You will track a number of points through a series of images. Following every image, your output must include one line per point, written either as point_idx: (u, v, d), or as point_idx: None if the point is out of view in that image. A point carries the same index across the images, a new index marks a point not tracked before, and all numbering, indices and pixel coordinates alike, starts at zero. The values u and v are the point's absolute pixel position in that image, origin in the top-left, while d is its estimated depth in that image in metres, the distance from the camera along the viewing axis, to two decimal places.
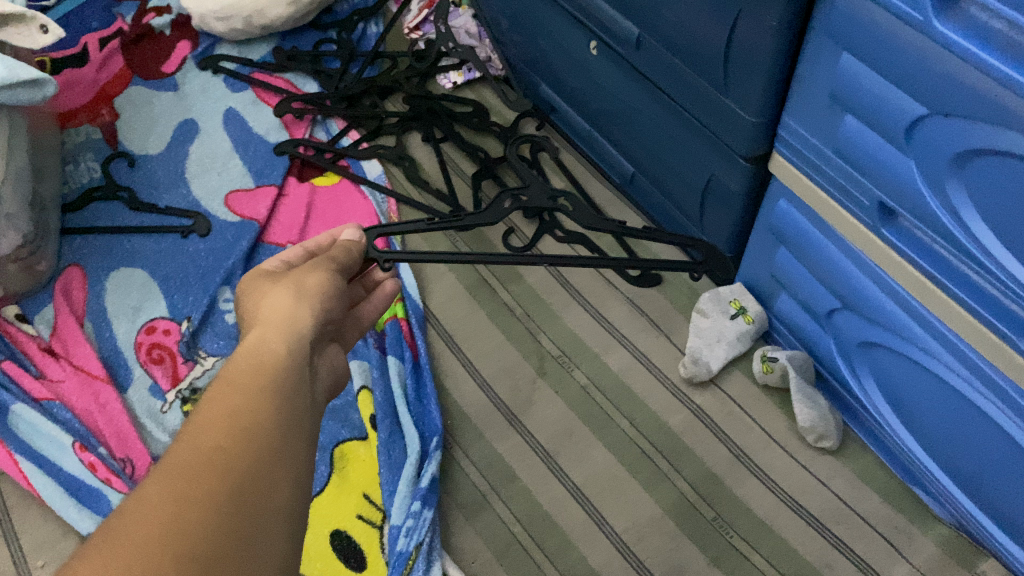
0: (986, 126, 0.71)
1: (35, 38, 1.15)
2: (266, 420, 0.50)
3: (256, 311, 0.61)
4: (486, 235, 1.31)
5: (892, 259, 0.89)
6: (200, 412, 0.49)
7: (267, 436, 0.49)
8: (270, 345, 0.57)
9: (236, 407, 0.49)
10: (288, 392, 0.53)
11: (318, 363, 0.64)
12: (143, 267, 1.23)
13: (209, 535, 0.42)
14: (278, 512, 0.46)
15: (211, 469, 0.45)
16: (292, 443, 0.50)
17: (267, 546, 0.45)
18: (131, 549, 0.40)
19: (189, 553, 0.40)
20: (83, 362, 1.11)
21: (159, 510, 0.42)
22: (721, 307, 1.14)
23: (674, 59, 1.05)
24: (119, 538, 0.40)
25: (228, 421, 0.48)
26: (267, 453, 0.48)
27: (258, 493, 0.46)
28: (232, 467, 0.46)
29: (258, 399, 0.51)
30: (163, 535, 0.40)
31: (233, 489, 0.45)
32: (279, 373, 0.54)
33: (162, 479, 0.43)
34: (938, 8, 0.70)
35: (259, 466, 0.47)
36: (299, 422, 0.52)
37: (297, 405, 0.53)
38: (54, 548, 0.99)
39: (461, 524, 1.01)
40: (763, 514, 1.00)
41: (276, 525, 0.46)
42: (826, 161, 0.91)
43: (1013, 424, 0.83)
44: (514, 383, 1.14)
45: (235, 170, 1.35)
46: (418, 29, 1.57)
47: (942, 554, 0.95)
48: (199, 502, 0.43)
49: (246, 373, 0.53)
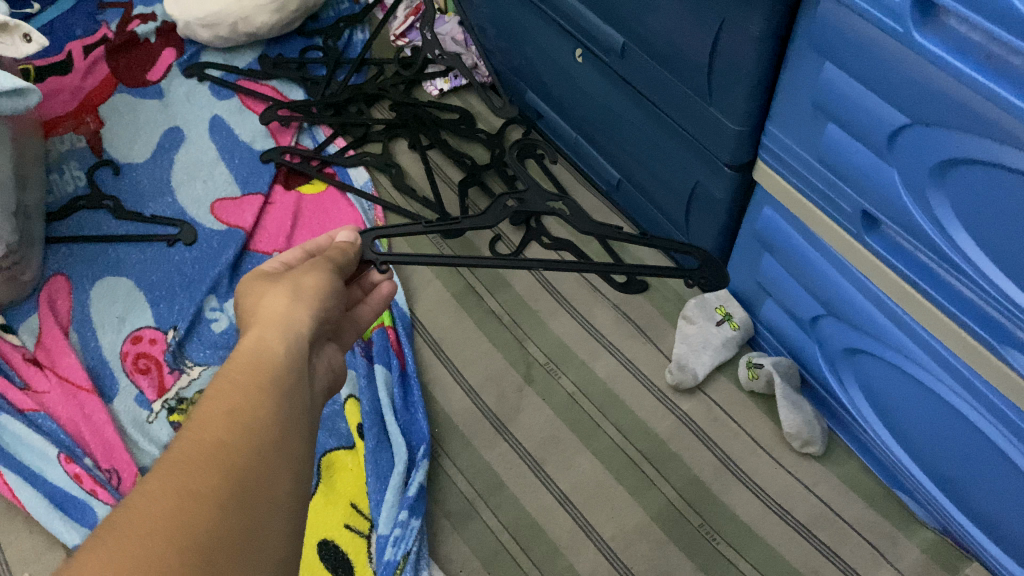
0: (967, 137, 0.72)
1: (18, 47, 1.14)
2: (265, 418, 0.49)
3: (259, 308, 0.61)
4: (473, 241, 1.32)
5: (875, 267, 0.90)
6: (200, 410, 0.48)
7: (267, 435, 0.48)
8: (272, 342, 0.57)
9: (235, 405, 0.49)
10: (289, 389, 0.53)
11: (319, 357, 0.65)
12: (129, 276, 1.23)
13: (214, 528, 0.41)
14: (279, 509, 0.46)
15: (213, 468, 0.44)
16: (290, 446, 0.49)
17: (268, 545, 0.44)
18: (136, 542, 0.39)
19: (195, 546, 0.40)
20: (69, 373, 1.10)
21: (162, 503, 0.41)
22: (707, 314, 1.15)
23: (658, 68, 1.05)
24: (122, 531, 0.39)
25: (229, 419, 0.48)
26: (267, 451, 0.48)
27: (260, 489, 0.45)
28: (233, 464, 0.45)
29: (256, 397, 0.50)
30: (168, 532, 0.40)
31: (235, 488, 0.44)
32: (281, 369, 0.54)
33: (165, 473, 0.43)
34: (918, 20, 0.70)
35: (260, 463, 0.47)
36: (298, 425, 0.52)
37: (297, 403, 0.53)
38: (39, 561, 0.98)
39: (449, 533, 1.02)
40: (749, 520, 1.00)
41: (276, 524, 0.45)
42: (810, 169, 0.92)
43: (995, 429, 0.84)
44: (501, 390, 1.14)
45: (221, 178, 1.35)
46: (404, 36, 1.58)
47: (926, 559, 0.96)
48: (202, 496, 0.42)
49: (244, 372, 0.52)
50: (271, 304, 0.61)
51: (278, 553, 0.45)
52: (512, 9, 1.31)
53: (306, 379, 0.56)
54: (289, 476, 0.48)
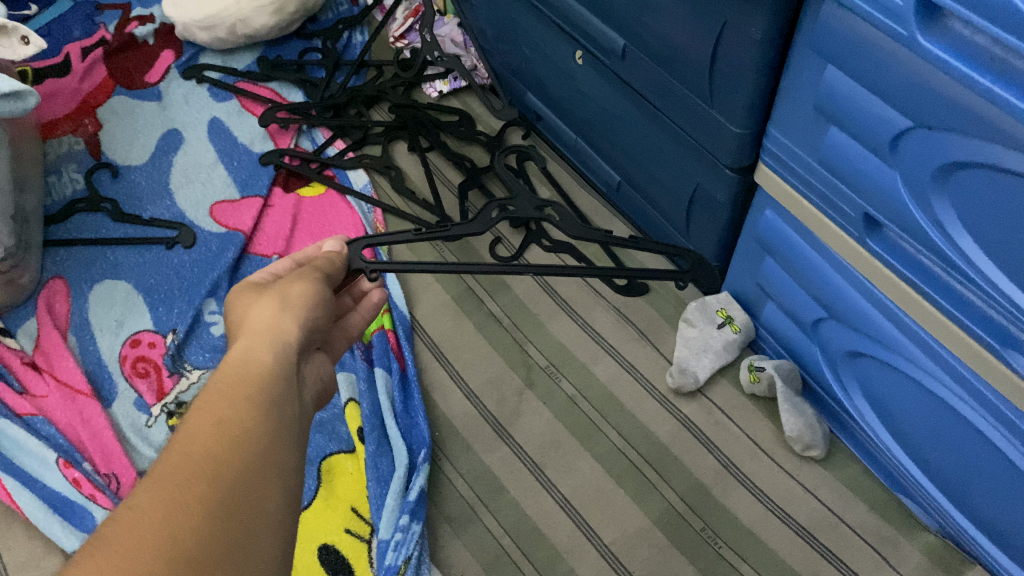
0: (970, 140, 0.71)
1: (16, 50, 1.13)
2: (254, 429, 0.49)
3: (246, 316, 0.60)
4: (472, 244, 1.32)
5: (877, 270, 0.89)
6: (188, 423, 0.48)
7: (258, 445, 0.48)
8: (257, 358, 0.56)
9: (223, 417, 0.48)
10: (280, 399, 0.53)
11: (305, 370, 0.64)
12: (128, 279, 1.23)
13: (203, 541, 0.41)
14: (271, 518, 0.46)
15: (201, 479, 0.44)
16: (281, 459, 0.49)
17: (260, 550, 0.44)
18: (123, 556, 0.39)
19: (183, 557, 0.40)
20: (67, 376, 1.10)
21: (151, 515, 0.41)
22: (708, 316, 1.15)
23: (659, 70, 1.05)
24: (110, 546, 0.39)
25: (217, 430, 0.47)
26: (257, 459, 0.47)
27: (251, 499, 0.45)
28: (222, 473, 0.45)
29: (244, 408, 0.50)
30: (155, 543, 0.39)
31: (224, 498, 0.44)
32: (269, 380, 0.54)
33: (153, 486, 0.42)
34: (922, 23, 0.70)
35: (250, 473, 0.46)
36: (287, 437, 0.51)
37: (287, 411, 0.52)
38: (38, 566, 0.98)
39: (449, 538, 1.01)
40: (751, 524, 1.00)
41: (268, 531, 0.45)
42: (811, 172, 0.92)
43: (997, 433, 0.84)
44: (501, 394, 1.13)
45: (219, 181, 1.35)
46: (403, 38, 1.57)
47: (928, 562, 0.96)
48: (191, 506, 0.42)
49: (232, 384, 0.52)
50: (272, 310, 0.61)
51: (270, 563, 0.45)
52: (511, 11, 1.31)
53: (293, 389, 0.56)
54: (280, 485, 0.47)
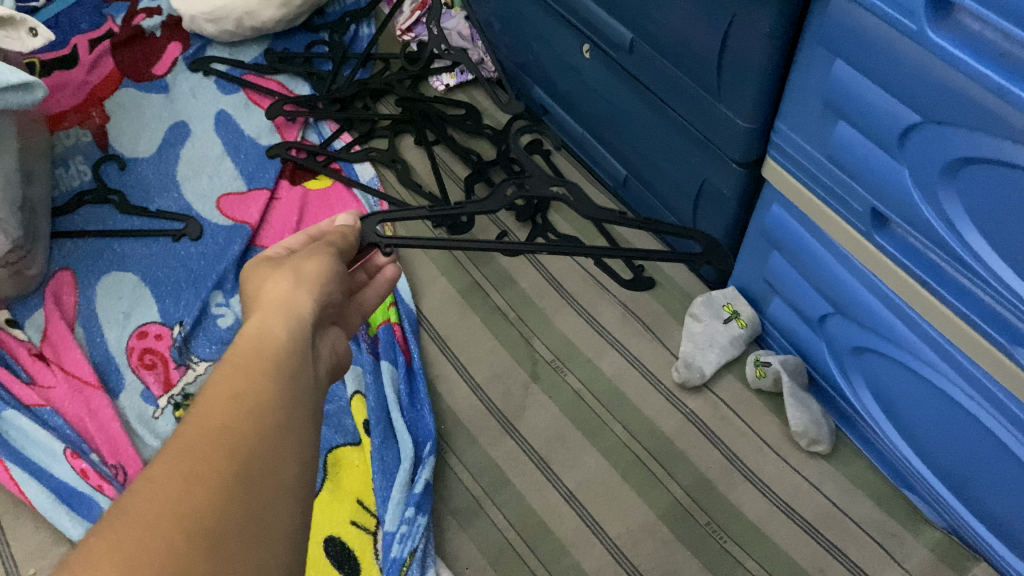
0: (977, 135, 0.71)
1: (24, 42, 1.14)
2: (270, 401, 0.49)
3: (257, 299, 0.60)
4: (479, 238, 1.31)
5: (884, 265, 0.89)
6: (205, 392, 0.48)
7: (273, 415, 0.48)
8: (268, 336, 0.55)
9: (240, 389, 0.48)
10: (292, 370, 0.53)
11: (322, 342, 0.64)
12: (134, 271, 1.23)
13: (220, 506, 0.41)
14: (287, 489, 0.46)
15: (219, 448, 0.44)
16: (298, 428, 0.49)
17: (276, 522, 0.44)
18: (142, 524, 0.39)
19: (202, 527, 0.40)
20: (75, 368, 1.10)
21: (168, 485, 0.41)
22: (714, 311, 1.15)
23: (667, 64, 1.04)
24: (130, 513, 0.39)
25: (233, 401, 0.47)
26: (274, 431, 0.47)
27: (266, 470, 0.45)
28: (239, 445, 0.45)
29: (260, 380, 0.50)
30: (175, 512, 0.40)
31: (240, 468, 0.44)
32: (283, 354, 0.54)
33: (170, 456, 0.42)
34: (931, 17, 0.69)
35: (267, 444, 0.46)
36: (303, 406, 0.51)
37: (302, 385, 0.52)
38: (45, 556, 0.98)
39: (455, 531, 1.01)
40: (755, 519, 1.00)
41: (283, 502, 0.45)
42: (820, 168, 0.92)
43: (1003, 428, 0.83)
44: (506, 387, 1.14)
45: (226, 173, 1.35)
46: (410, 31, 1.57)
47: (934, 559, 0.96)
48: (209, 477, 0.42)
49: (247, 356, 0.52)
50: (287, 297, 0.60)
51: (287, 527, 0.44)
52: (519, 5, 1.31)
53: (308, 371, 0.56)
54: (294, 461, 0.47)
